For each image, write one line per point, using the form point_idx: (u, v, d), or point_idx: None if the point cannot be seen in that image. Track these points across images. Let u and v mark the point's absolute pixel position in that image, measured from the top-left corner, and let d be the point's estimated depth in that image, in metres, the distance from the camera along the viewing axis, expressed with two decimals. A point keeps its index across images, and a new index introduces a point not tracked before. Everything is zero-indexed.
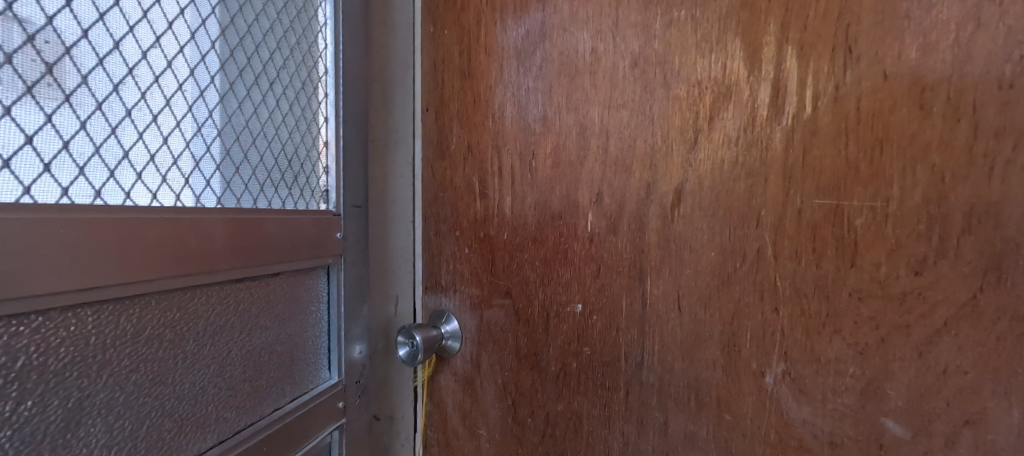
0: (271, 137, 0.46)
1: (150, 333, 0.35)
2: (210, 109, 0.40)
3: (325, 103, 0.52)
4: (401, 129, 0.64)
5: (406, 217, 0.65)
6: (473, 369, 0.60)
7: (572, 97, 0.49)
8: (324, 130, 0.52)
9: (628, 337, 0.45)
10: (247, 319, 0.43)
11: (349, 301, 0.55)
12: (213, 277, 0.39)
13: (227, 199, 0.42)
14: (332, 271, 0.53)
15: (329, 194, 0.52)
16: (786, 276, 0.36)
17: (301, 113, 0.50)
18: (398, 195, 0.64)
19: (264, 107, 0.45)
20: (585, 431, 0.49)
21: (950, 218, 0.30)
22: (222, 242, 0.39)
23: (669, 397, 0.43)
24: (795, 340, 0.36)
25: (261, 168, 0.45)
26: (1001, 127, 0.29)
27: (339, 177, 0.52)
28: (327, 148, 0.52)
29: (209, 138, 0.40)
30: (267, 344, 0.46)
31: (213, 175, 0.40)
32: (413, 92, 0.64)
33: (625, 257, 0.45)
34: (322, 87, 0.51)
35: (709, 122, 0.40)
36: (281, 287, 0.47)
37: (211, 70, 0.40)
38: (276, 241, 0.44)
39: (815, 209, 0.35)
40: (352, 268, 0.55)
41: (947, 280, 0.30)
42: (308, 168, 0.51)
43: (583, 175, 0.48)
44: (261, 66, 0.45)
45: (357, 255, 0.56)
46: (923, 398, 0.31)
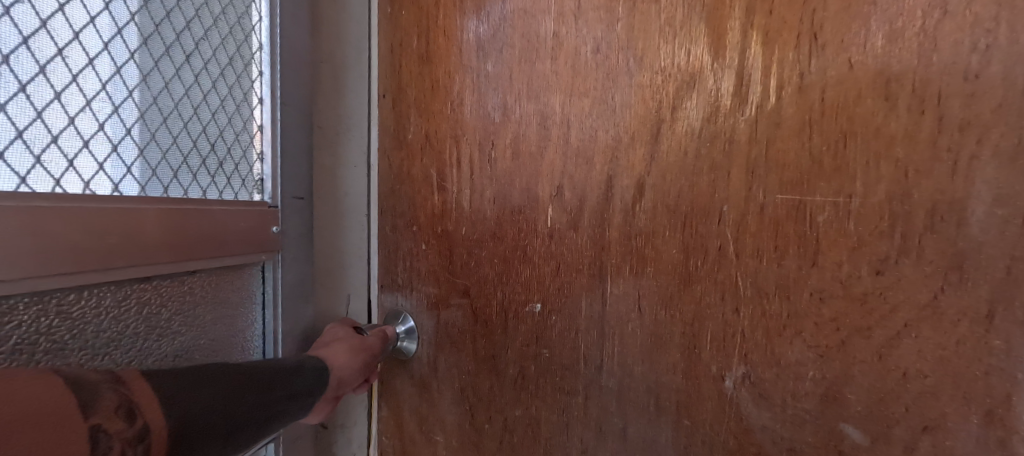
0: (187, 117, 0.42)
1: (19, 342, 0.30)
2: (104, 80, 0.35)
3: (259, 82, 0.48)
4: (352, 115, 0.61)
5: (359, 209, 0.62)
6: (429, 371, 0.57)
7: (532, 85, 0.47)
8: (258, 112, 0.48)
9: (587, 338, 0.43)
10: (154, 324, 0.39)
11: (288, 302, 0.51)
12: (103, 276, 0.33)
13: (128, 186, 0.37)
14: (267, 268, 0.48)
15: (264, 183, 0.48)
16: (748, 275, 0.34)
17: (229, 93, 0.46)
18: (351, 184, 0.62)
19: (178, 81, 0.41)
20: (543, 438, 0.46)
21: (913, 215, 0.29)
22: (120, 234, 0.34)
23: (628, 402, 0.40)
24: (756, 342, 0.34)
25: (174, 152, 0.41)
26: (966, 120, 0.27)
27: (276, 167, 0.48)
28: (261, 133, 0.48)
29: (102, 114, 0.35)
30: (181, 350, 0.41)
31: (108, 157, 0.36)
32: (364, 77, 0.61)
33: (585, 255, 0.43)
34: (255, 65, 0.47)
35: (671, 112, 0.38)
36: (201, 286, 0.42)
37: (104, 34, 0.35)
38: (194, 236, 0.39)
39: (777, 206, 0.33)
40: (290, 267, 0.51)
41: (910, 280, 0.29)
42: (238, 154, 0.47)
43: (543, 167, 0.46)
44: (173, 34, 0.40)
45: (299, 251, 0.52)
46: (883, 403, 0.30)
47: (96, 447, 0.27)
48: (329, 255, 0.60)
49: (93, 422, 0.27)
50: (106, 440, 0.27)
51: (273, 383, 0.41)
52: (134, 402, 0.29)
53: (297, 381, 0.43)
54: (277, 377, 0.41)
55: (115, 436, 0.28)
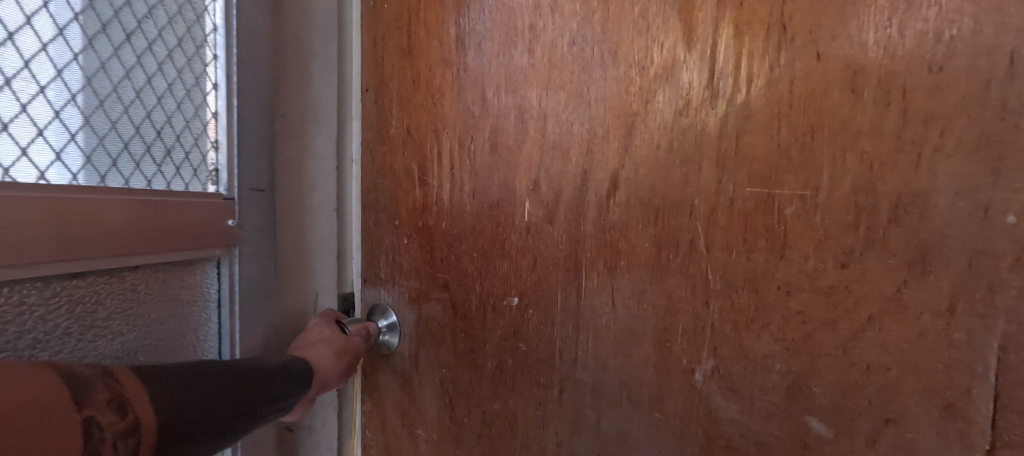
0: (127, 100, 0.42)
1: None
2: (30, 58, 0.34)
3: (213, 67, 0.48)
4: (321, 105, 0.60)
5: (327, 202, 0.62)
6: (411, 365, 0.57)
7: (510, 78, 0.46)
8: (212, 99, 0.48)
9: (563, 332, 0.43)
10: (91, 323, 0.38)
11: (244, 299, 0.50)
12: (26, 271, 0.32)
13: (53, 173, 0.36)
14: (222, 264, 0.48)
15: (218, 173, 0.48)
16: (717, 268, 0.34)
17: (178, 78, 0.46)
18: (320, 177, 0.61)
19: (116, 62, 0.41)
20: (520, 431, 0.46)
21: (878, 208, 0.29)
22: (49, 227, 0.32)
23: (603, 395, 0.40)
24: (725, 335, 0.34)
25: (111, 136, 0.41)
26: (930, 113, 0.27)
27: (230, 156, 0.48)
28: (215, 120, 0.48)
29: (28, 93, 0.35)
30: (123, 350, 0.41)
31: (33, 140, 0.35)
32: (332, 68, 0.61)
33: (561, 249, 0.43)
34: (209, 48, 0.48)
35: (643, 105, 0.38)
36: (145, 283, 0.42)
37: (30, 8, 0.34)
38: (134, 229, 0.39)
39: (746, 199, 0.33)
40: (248, 262, 0.50)
41: (874, 274, 0.29)
42: (189, 142, 0.47)
43: (520, 160, 0.46)
44: (112, 12, 0.40)
45: (257, 245, 0.52)
46: (847, 396, 0.30)
47: (88, 438, 0.27)
48: (296, 252, 0.58)
49: (85, 414, 0.27)
50: (98, 432, 0.27)
51: (260, 385, 0.41)
52: (126, 397, 0.30)
53: (282, 384, 0.44)
54: (263, 379, 0.42)
55: (108, 429, 0.28)
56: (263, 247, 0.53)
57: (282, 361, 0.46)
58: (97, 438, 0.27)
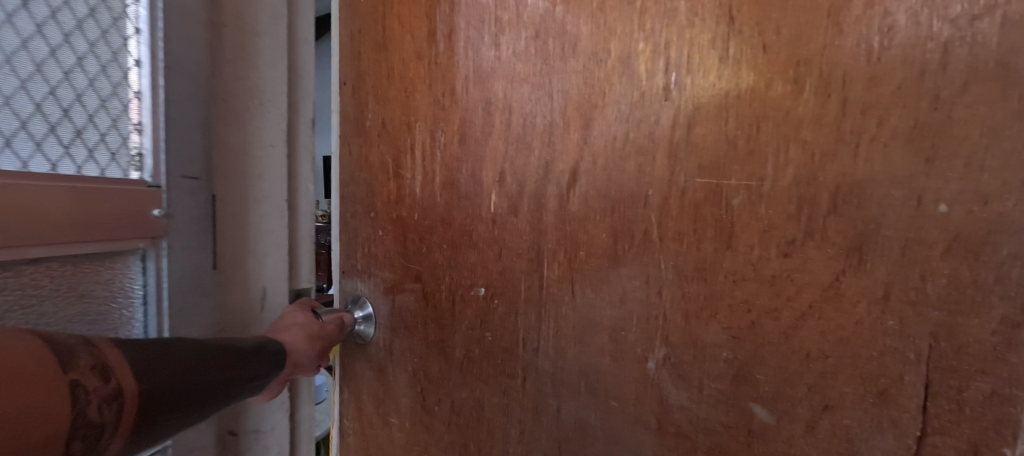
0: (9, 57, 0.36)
1: None
2: None
3: (134, 41, 0.44)
4: (268, 85, 0.55)
5: (277, 192, 0.56)
6: (386, 355, 0.58)
7: (478, 70, 0.47)
8: (134, 75, 0.44)
9: (526, 322, 0.44)
10: None
11: (174, 296, 0.46)
12: None
13: None
14: (149, 258, 0.44)
15: (142, 158, 0.44)
16: (669, 258, 0.35)
17: (91, 50, 0.42)
18: (269, 164, 0.55)
19: (15, 22, 0.36)
20: (486, 419, 0.47)
21: (818, 198, 0.29)
22: None
23: (562, 383, 0.41)
24: (676, 324, 0.35)
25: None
26: (867, 103, 0.27)
27: (154, 138, 0.44)
28: (139, 99, 0.44)
29: None
30: None
31: None
32: (282, 46, 0.56)
33: (524, 240, 0.43)
34: (128, 20, 0.44)
35: (601, 96, 0.38)
36: (49, 278, 0.38)
37: None
38: (68, 215, 0.37)
39: (696, 189, 0.33)
40: (176, 257, 0.46)
41: (814, 262, 0.29)
42: (106, 121, 0.43)
43: (487, 152, 0.46)
44: None
45: (188, 239, 0.48)
46: (788, 383, 0.30)
47: (75, 401, 0.28)
48: (240, 249, 0.53)
49: (70, 377, 0.28)
50: (84, 395, 0.28)
51: (236, 363, 0.41)
52: (106, 364, 0.30)
53: (257, 362, 0.44)
54: (239, 358, 0.42)
55: (94, 393, 0.29)
56: (196, 242, 0.48)
57: (255, 342, 0.46)
58: (82, 402, 0.28)
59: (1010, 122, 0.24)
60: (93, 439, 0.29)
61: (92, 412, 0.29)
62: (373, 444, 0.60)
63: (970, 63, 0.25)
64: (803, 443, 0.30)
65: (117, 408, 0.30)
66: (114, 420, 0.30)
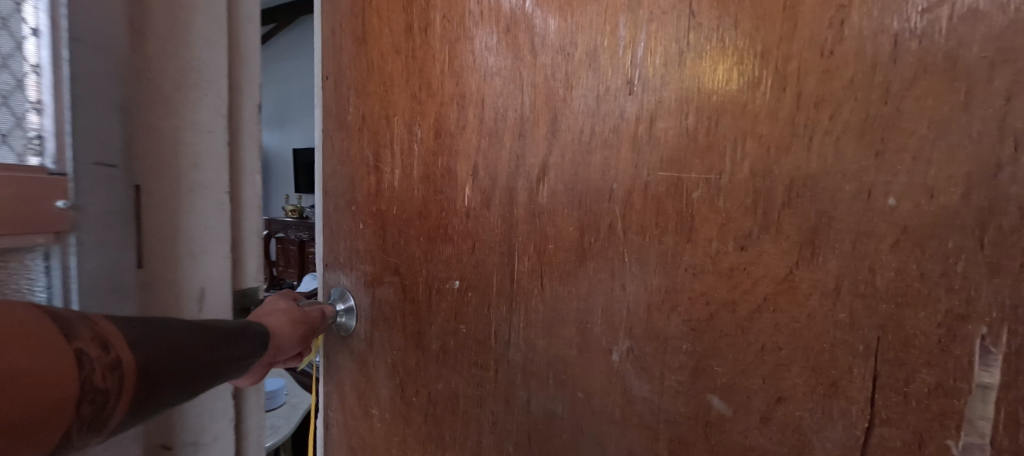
0: None
1: None
2: None
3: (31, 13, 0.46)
4: (208, 73, 0.59)
5: (218, 182, 0.61)
6: (367, 348, 0.58)
7: (453, 64, 0.47)
8: (32, 48, 0.46)
9: (498, 314, 0.44)
10: None
11: (89, 281, 0.49)
12: None
13: None
14: (51, 255, 0.47)
15: (42, 140, 0.47)
16: (633, 251, 0.35)
17: None
18: (208, 155, 0.60)
19: None
20: (461, 410, 0.48)
21: (773, 191, 0.29)
22: None
23: (532, 375, 0.42)
24: (639, 317, 0.35)
25: None
26: (821, 97, 0.27)
27: (58, 121, 0.46)
28: (38, 73, 0.47)
29: None
30: None
31: None
32: (222, 33, 0.60)
33: (496, 233, 0.44)
34: None
35: (568, 90, 0.38)
36: None
37: None
38: None
39: (658, 183, 0.34)
40: (95, 243, 0.50)
41: (769, 255, 0.29)
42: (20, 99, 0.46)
43: (461, 146, 0.46)
44: None
45: (105, 225, 0.51)
46: (744, 375, 0.31)
47: (79, 366, 0.31)
48: (176, 235, 0.58)
49: (74, 345, 0.31)
50: (88, 362, 0.31)
51: (223, 343, 0.43)
52: (104, 337, 0.33)
53: (243, 342, 0.46)
54: (226, 339, 0.43)
55: (96, 361, 0.32)
56: (114, 233, 0.52)
57: (239, 323, 0.47)
58: (87, 367, 0.31)
59: (955, 115, 0.23)
60: (100, 404, 0.32)
61: (96, 378, 0.32)
62: (356, 434, 0.60)
63: (918, 56, 0.24)
64: (759, 435, 0.30)
65: (118, 377, 0.33)
66: (117, 387, 0.33)
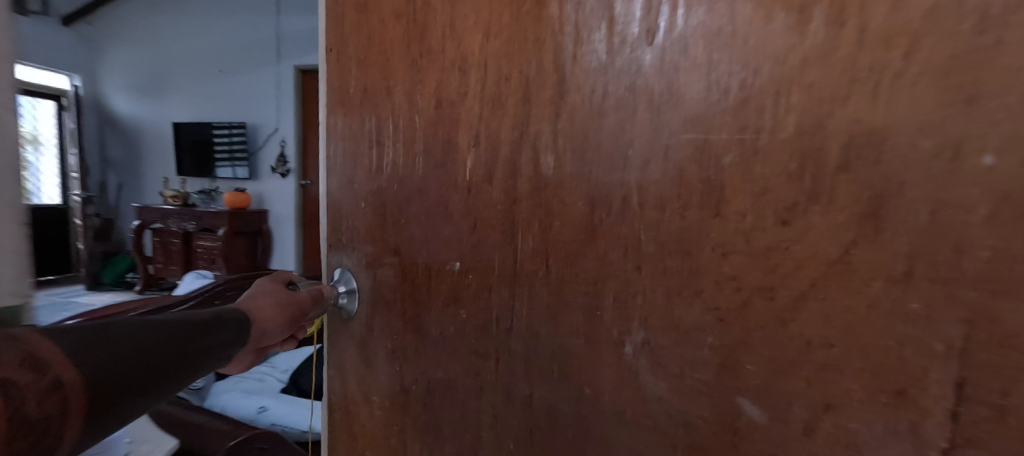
0: None
1: None
2: None
3: None
4: None
5: None
6: (367, 332, 0.55)
7: (454, 25, 0.43)
8: None
9: (499, 299, 0.40)
10: None
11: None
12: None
13: None
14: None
15: None
16: (650, 228, 0.30)
17: None
18: None
19: None
20: (459, 402, 0.44)
21: (824, 152, 0.23)
22: None
23: (534, 366, 0.37)
24: (656, 304, 0.30)
25: None
26: (890, 34, 0.21)
27: None
28: None
29: None
30: None
31: None
32: None
33: (498, 210, 0.40)
34: None
35: (577, 44, 0.33)
36: None
37: None
38: None
39: (681, 147, 0.28)
40: None
41: (818, 231, 0.24)
42: None
43: (462, 116, 0.42)
44: None
45: None
46: (782, 377, 0.25)
47: (6, 399, 0.24)
48: None
49: None
50: (16, 392, 0.24)
51: (195, 338, 0.37)
52: (35, 353, 0.26)
53: (216, 332, 0.40)
54: (197, 331, 0.38)
55: (26, 388, 0.24)
56: None
57: (211, 311, 0.42)
58: (15, 400, 0.24)
59: None
60: (40, 436, 0.25)
61: (30, 408, 0.24)
62: (356, 421, 0.58)
63: None
64: (799, 449, 0.25)
65: (60, 402, 0.26)
66: (60, 414, 0.26)
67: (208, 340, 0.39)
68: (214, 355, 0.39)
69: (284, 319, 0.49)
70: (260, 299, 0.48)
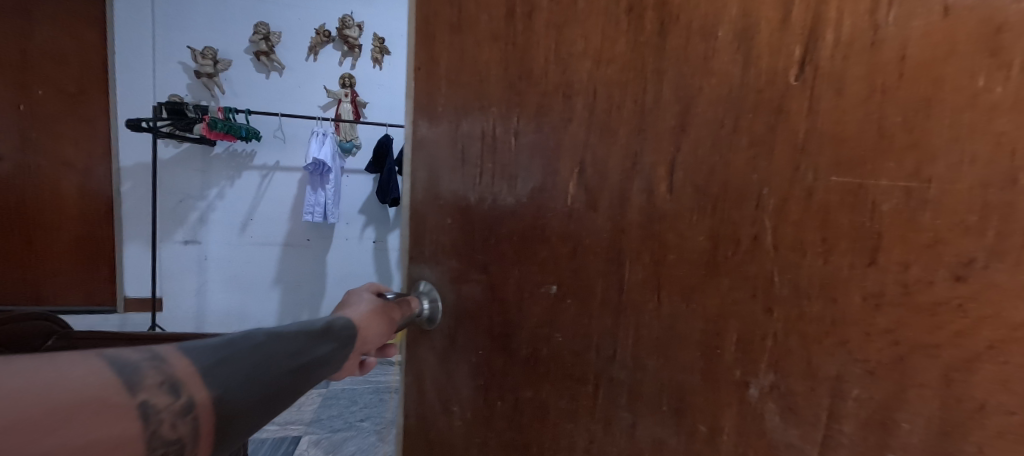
0: None
1: None
2: None
3: None
4: None
5: None
6: (449, 344, 0.57)
7: (559, 50, 0.43)
8: None
9: (601, 325, 0.40)
10: None
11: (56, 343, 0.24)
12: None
13: None
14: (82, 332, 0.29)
15: None
16: (785, 270, 0.29)
17: None
18: None
19: None
20: (551, 423, 0.45)
21: (1014, 208, 0.21)
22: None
23: (639, 397, 0.38)
24: (790, 349, 0.29)
25: None
26: None
27: None
28: None
29: None
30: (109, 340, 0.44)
31: None
32: None
33: (603, 237, 0.40)
34: None
35: (706, 77, 0.33)
36: None
37: None
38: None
39: (829, 190, 0.27)
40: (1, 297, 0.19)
41: (1002, 291, 0.22)
42: None
43: (565, 140, 0.42)
44: None
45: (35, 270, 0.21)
46: (947, 439, 0.24)
47: (145, 423, 0.28)
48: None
49: (139, 400, 0.28)
50: (155, 415, 0.29)
51: (309, 346, 0.39)
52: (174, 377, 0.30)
53: (333, 342, 0.43)
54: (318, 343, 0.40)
55: (164, 410, 0.29)
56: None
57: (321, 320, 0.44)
58: (154, 421, 0.29)
59: None
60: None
61: (165, 430, 0.29)
62: (432, 428, 0.60)
63: None
64: None
65: (192, 422, 0.30)
66: (192, 434, 0.30)
67: (328, 352, 0.42)
68: (332, 364, 0.42)
69: (381, 334, 0.51)
70: (366, 311, 0.50)
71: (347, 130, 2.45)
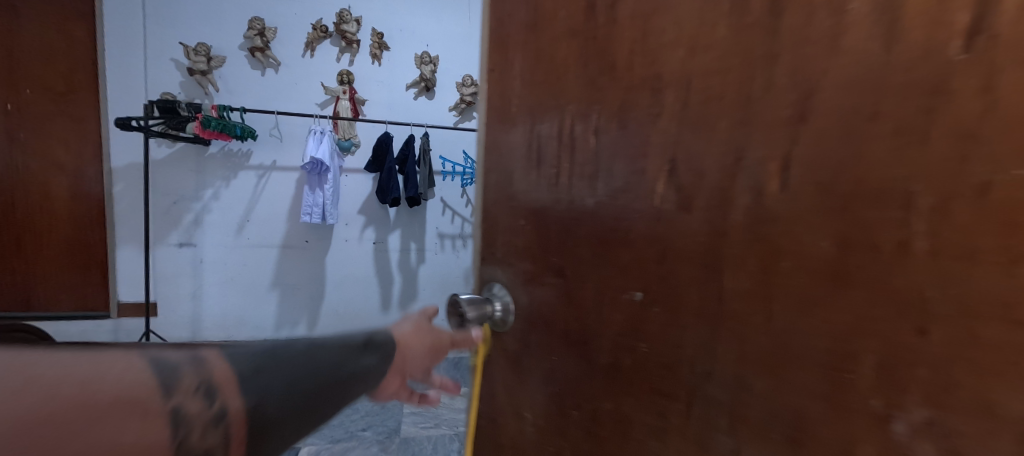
0: None
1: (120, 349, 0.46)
2: None
3: None
4: None
5: None
6: (521, 348, 0.55)
7: (646, 41, 0.40)
8: None
9: (695, 338, 0.37)
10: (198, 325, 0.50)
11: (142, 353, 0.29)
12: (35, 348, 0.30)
13: None
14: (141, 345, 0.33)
15: None
16: (946, 284, 0.24)
17: None
18: None
19: None
20: (634, 439, 0.42)
21: None
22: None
23: (743, 419, 0.34)
24: (952, 380, 0.24)
25: None
26: None
27: None
28: None
29: None
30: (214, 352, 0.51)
31: None
32: None
33: (698, 241, 0.36)
34: None
35: (832, 58, 0.28)
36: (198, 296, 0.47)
37: None
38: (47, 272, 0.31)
39: (1013, 186, 0.22)
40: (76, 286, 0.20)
41: None
42: None
43: (653, 137, 0.39)
44: None
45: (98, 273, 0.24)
46: None
47: (177, 429, 0.31)
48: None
49: (171, 405, 0.32)
50: (184, 424, 0.32)
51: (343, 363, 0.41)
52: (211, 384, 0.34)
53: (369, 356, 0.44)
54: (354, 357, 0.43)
55: (195, 417, 0.32)
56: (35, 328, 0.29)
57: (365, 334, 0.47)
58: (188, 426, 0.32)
59: None
60: None
61: (194, 438, 0.32)
62: (504, 433, 0.59)
63: None
64: None
65: (223, 432, 0.33)
66: (224, 443, 0.33)
67: (365, 367, 0.43)
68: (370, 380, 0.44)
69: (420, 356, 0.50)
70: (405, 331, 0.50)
71: (346, 127, 2.51)
